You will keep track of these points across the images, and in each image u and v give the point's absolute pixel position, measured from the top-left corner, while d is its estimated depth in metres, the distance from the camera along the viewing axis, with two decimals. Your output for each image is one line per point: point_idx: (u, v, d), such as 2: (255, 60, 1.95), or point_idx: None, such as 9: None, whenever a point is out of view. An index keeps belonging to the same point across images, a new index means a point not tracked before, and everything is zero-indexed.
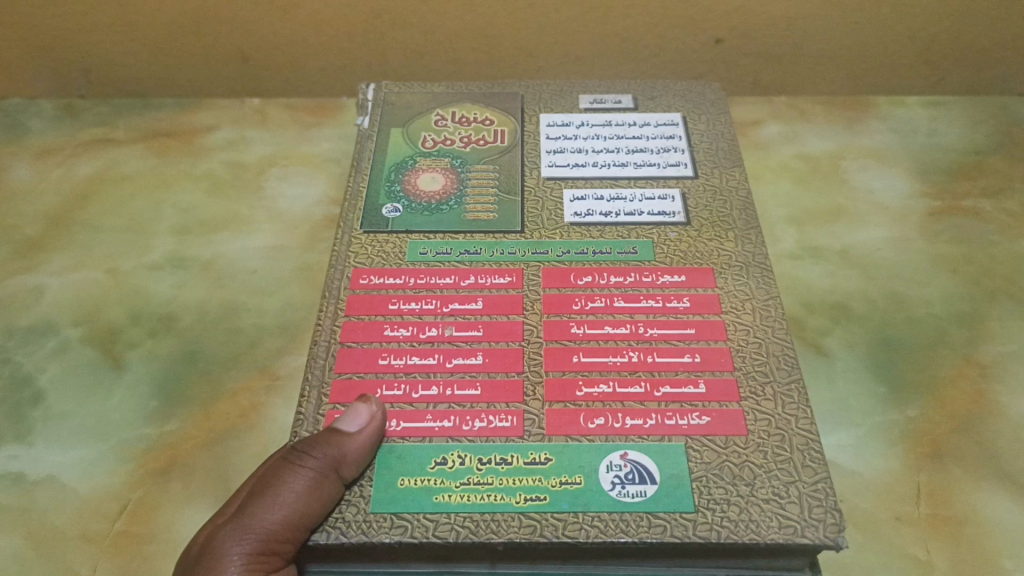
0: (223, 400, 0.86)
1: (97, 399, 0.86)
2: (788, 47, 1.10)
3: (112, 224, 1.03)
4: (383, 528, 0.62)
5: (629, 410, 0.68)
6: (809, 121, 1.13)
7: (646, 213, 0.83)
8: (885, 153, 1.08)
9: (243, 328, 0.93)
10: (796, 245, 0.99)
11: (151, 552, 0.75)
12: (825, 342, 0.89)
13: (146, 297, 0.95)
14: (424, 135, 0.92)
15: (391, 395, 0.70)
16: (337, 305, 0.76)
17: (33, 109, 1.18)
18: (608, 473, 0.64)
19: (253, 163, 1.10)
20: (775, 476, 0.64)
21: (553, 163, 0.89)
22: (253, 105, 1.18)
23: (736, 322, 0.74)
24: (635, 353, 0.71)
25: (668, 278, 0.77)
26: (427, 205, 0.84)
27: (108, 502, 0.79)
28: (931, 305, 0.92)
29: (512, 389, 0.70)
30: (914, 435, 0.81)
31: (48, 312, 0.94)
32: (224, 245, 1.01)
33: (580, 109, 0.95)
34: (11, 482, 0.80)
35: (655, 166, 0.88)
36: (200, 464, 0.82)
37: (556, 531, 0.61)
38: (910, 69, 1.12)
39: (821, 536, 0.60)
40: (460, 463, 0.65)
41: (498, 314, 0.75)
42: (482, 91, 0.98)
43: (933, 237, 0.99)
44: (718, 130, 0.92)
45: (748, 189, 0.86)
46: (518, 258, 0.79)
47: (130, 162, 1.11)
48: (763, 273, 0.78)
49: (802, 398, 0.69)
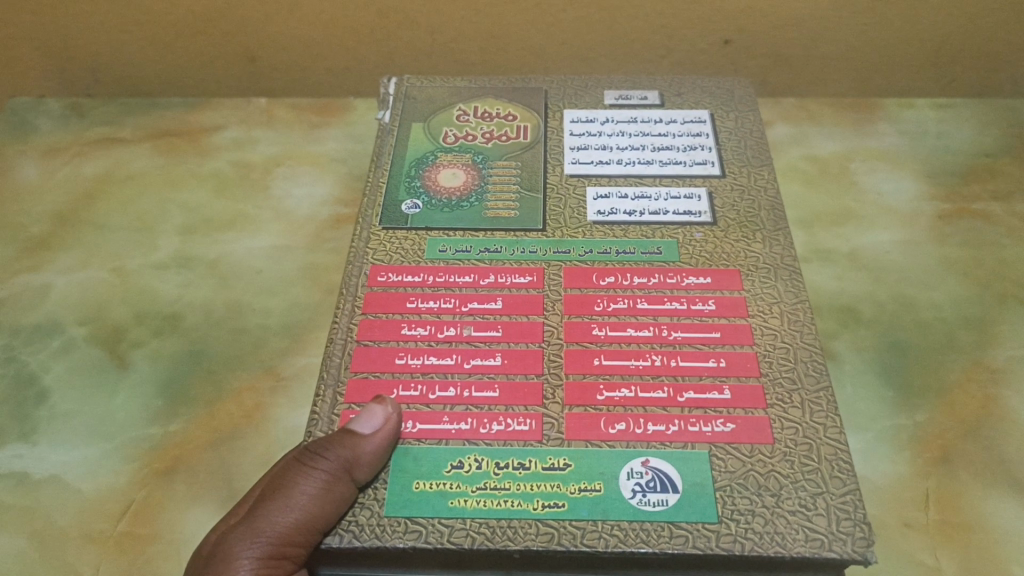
0: (227, 400, 0.86)
1: (102, 399, 0.86)
2: (798, 49, 1.10)
3: (116, 222, 1.03)
4: (398, 533, 0.61)
5: (651, 415, 0.67)
6: (818, 123, 1.13)
7: (671, 212, 0.83)
8: (894, 155, 1.08)
9: (249, 329, 0.92)
10: (804, 248, 0.98)
11: (155, 554, 0.75)
12: (834, 346, 0.89)
13: (151, 297, 0.95)
14: (445, 130, 0.91)
15: (408, 395, 0.69)
16: (355, 303, 0.76)
17: (41, 107, 1.17)
18: (628, 480, 0.64)
19: (260, 162, 1.10)
20: (801, 487, 0.63)
21: (576, 160, 0.88)
22: (260, 104, 1.17)
23: (763, 326, 0.73)
24: (657, 356, 0.71)
25: (693, 280, 0.77)
26: (448, 202, 0.84)
27: (112, 502, 0.79)
28: (941, 309, 0.92)
29: (531, 391, 0.69)
30: (922, 440, 0.81)
31: (53, 311, 0.94)
32: (230, 245, 1.00)
33: (605, 105, 0.95)
34: (15, 482, 0.80)
35: (682, 164, 0.87)
36: (204, 465, 0.81)
37: (574, 540, 0.61)
38: (922, 70, 1.12)
39: (849, 550, 0.60)
40: (477, 467, 0.65)
41: (517, 314, 0.74)
42: (506, 85, 0.98)
43: (943, 241, 0.98)
44: (747, 128, 0.91)
45: (777, 188, 0.85)
46: (539, 257, 0.79)
47: (136, 160, 1.10)
48: (791, 277, 0.77)
49: (831, 406, 0.68)
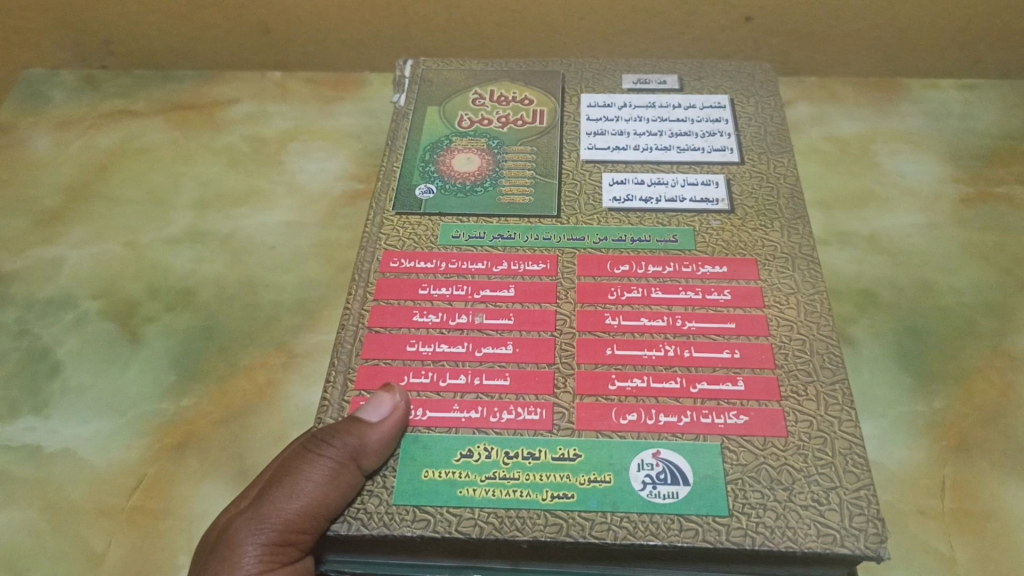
0: (240, 376, 0.86)
1: (114, 373, 0.86)
2: (820, 26, 1.07)
3: (130, 195, 1.03)
4: (406, 522, 0.61)
5: (664, 406, 0.66)
6: (839, 102, 1.10)
7: (689, 199, 0.81)
8: (915, 136, 1.06)
9: (261, 305, 0.92)
10: (823, 230, 0.96)
11: (166, 528, 0.75)
12: (851, 330, 0.87)
13: (165, 271, 0.95)
14: (461, 113, 0.90)
15: (418, 382, 0.69)
16: (367, 288, 0.75)
17: (54, 79, 1.17)
18: (639, 471, 0.63)
19: (274, 137, 1.09)
20: (814, 481, 0.62)
21: (593, 145, 0.87)
22: (274, 78, 1.16)
23: (779, 316, 0.72)
24: (671, 346, 0.70)
25: (709, 269, 0.75)
26: (462, 187, 0.83)
27: (124, 475, 0.79)
28: (962, 295, 0.90)
29: (543, 379, 0.68)
30: (940, 426, 0.80)
31: (66, 284, 0.94)
32: (243, 220, 1.00)
33: (623, 89, 0.93)
34: (28, 454, 0.80)
35: (700, 150, 0.86)
36: (216, 440, 0.81)
37: (583, 531, 0.60)
38: (946, 52, 1.10)
39: (862, 546, 0.59)
40: (486, 456, 0.65)
41: (530, 302, 0.73)
42: (522, 69, 0.96)
43: (964, 224, 0.96)
44: (768, 114, 0.89)
45: (797, 175, 0.83)
46: (553, 244, 0.78)
47: (150, 132, 1.10)
48: (809, 266, 0.76)
49: (846, 399, 0.67)
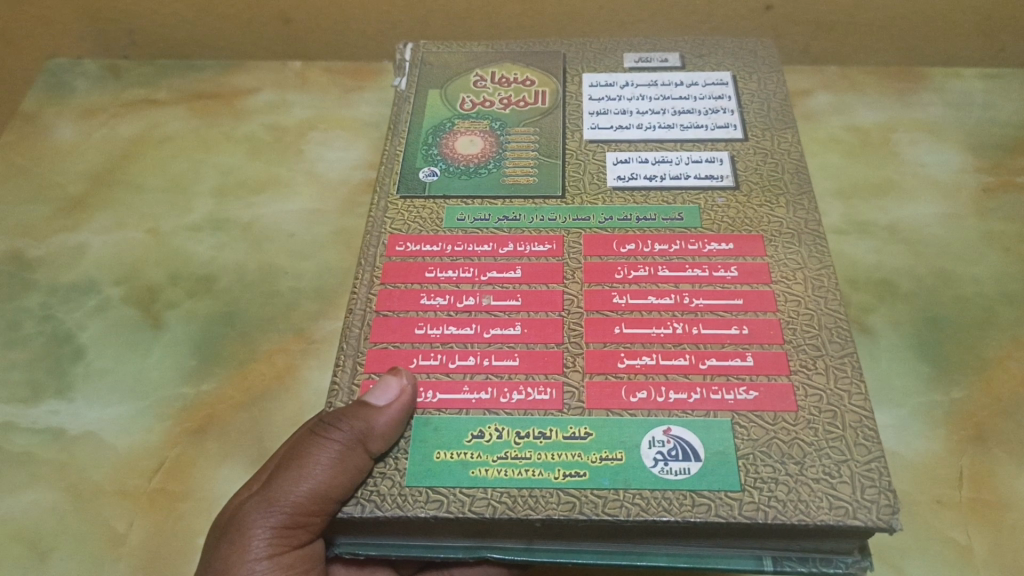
0: (259, 361, 0.87)
1: (136, 357, 0.87)
2: (840, 14, 1.07)
3: (153, 183, 1.04)
4: (419, 502, 0.62)
5: (673, 383, 0.67)
6: (859, 91, 1.10)
7: (693, 176, 0.81)
8: (937, 126, 1.05)
9: (280, 291, 0.92)
10: (841, 219, 0.96)
11: (186, 510, 0.76)
12: (869, 319, 0.87)
13: (186, 258, 0.96)
14: (463, 97, 0.90)
15: (427, 364, 0.69)
16: (373, 273, 0.75)
17: (78, 68, 1.18)
18: (650, 449, 0.63)
19: (294, 126, 1.10)
20: (826, 454, 0.62)
21: (596, 126, 0.87)
22: (295, 67, 1.17)
23: (787, 292, 0.72)
24: (679, 324, 0.70)
25: (715, 246, 0.75)
26: (465, 169, 0.83)
27: (146, 458, 0.80)
28: (982, 285, 0.89)
29: (551, 359, 0.69)
30: (958, 416, 0.79)
31: (89, 270, 0.95)
32: (263, 208, 1.01)
33: (625, 68, 0.93)
34: (52, 436, 0.81)
35: (704, 127, 0.85)
36: (236, 424, 0.82)
37: (595, 509, 0.61)
38: (969, 40, 1.09)
39: (874, 518, 0.59)
40: (497, 436, 0.65)
41: (537, 283, 0.74)
42: (523, 50, 0.96)
43: (986, 215, 0.95)
44: (771, 90, 0.89)
45: (802, 151, 0.83)
46: (559, 225, 0.78)
47: (172, 122, 1.11)
48: (816, 241, 0.75)
49: (856, 371, 0.67)
